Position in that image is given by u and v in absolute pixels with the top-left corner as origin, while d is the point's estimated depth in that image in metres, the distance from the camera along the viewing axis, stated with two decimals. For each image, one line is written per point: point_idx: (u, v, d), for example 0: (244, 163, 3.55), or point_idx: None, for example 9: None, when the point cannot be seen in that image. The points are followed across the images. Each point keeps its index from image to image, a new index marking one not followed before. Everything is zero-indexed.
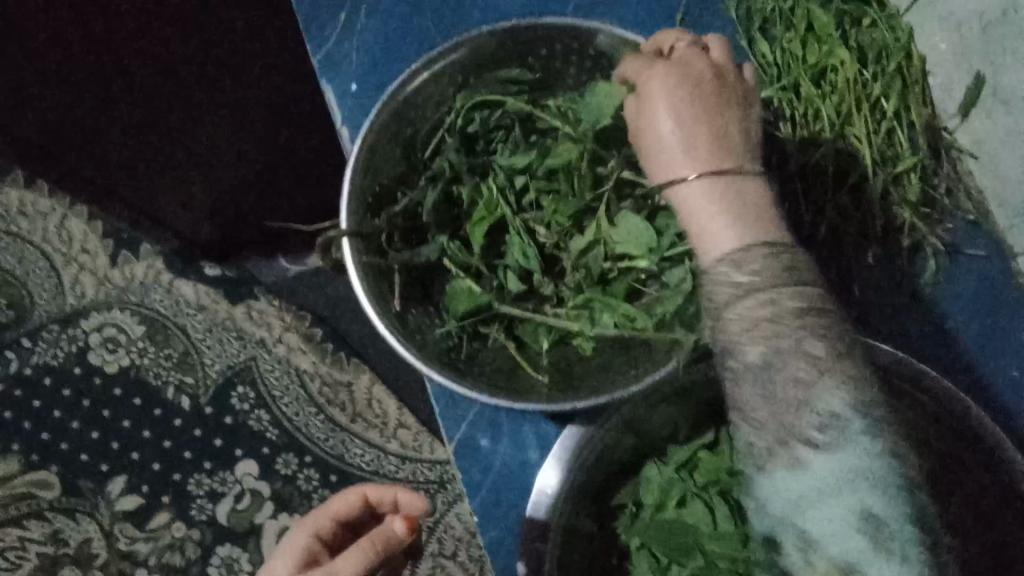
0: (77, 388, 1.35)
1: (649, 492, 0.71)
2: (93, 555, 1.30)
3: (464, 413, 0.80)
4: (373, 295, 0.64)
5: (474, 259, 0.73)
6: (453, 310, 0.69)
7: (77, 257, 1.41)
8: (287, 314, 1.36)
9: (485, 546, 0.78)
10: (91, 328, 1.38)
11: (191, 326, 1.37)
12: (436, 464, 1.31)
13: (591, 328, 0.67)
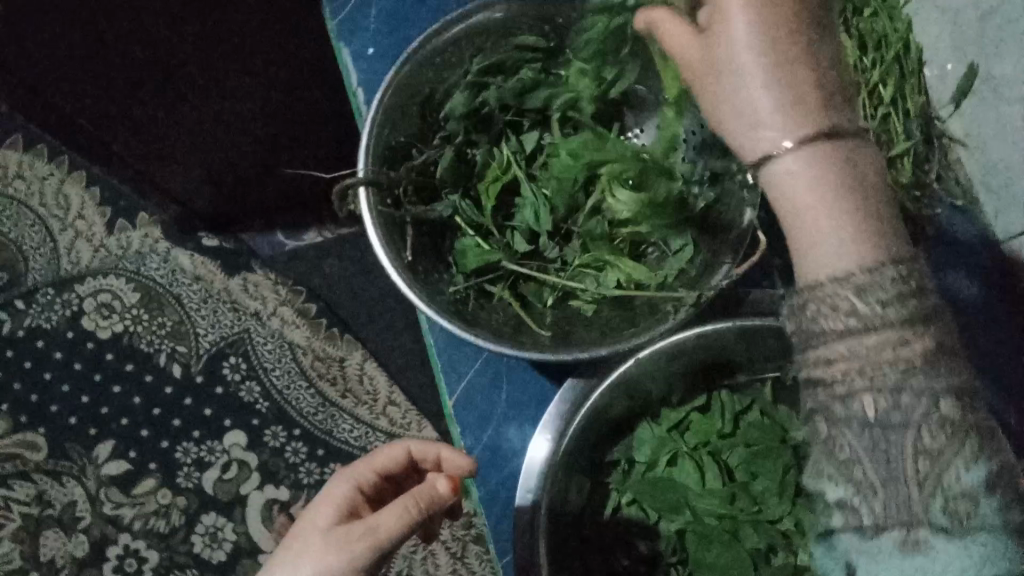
0: (69, 351, 1.36)
1: (641, 450, 0.78)
2: (78, 519, 1.30)
3: (465, 368, 0.83)
4: (386, 243, 0.66)
5: (484, 218, 0.75)
6: (463, 266, 0.72)
7: (73, 224, 1.41)
8: (282, 288, 1.36)
9: (480, 498, 0.81)
10: (86, 293, 1.38)
11: (185, 295, 1.38)
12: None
13: (596, 287, 0.71)
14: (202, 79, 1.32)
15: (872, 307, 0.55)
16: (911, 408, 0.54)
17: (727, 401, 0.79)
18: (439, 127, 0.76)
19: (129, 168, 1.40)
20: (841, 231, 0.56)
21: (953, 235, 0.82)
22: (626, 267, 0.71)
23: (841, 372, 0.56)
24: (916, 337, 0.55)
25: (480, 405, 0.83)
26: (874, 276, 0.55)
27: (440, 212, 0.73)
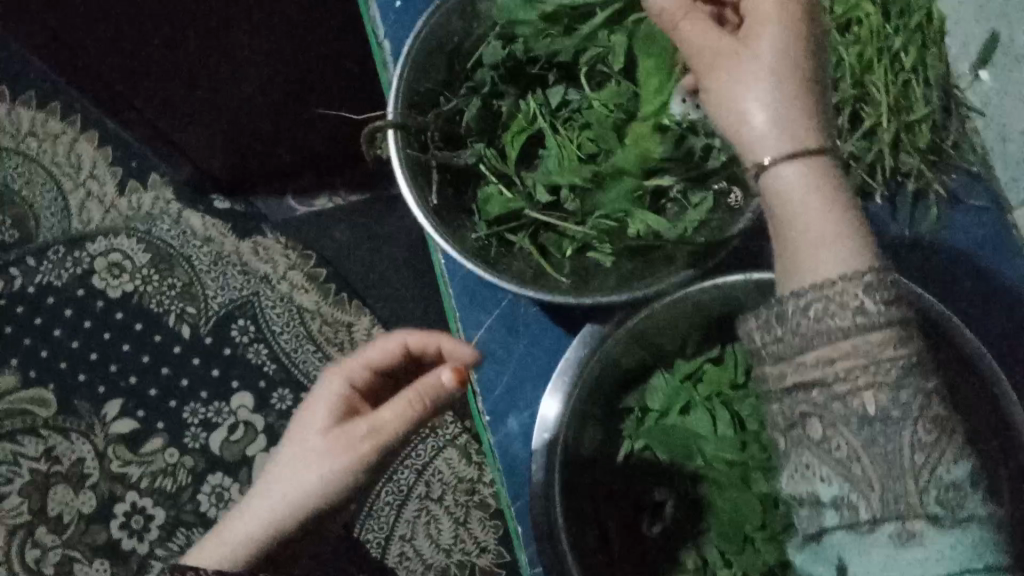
0: (80, 310, 1.37)
1: (654, 398, 0.80)
2: (85, 475, 1.32)
3: (484, 316, 0.85)
4: (414, 185, 0.69)
5: (508, 168, 0.77)
6: (486, 214, 0.74)
7: (85, 183, 1.43)
8: (293, 253, 1.38)
9: (495, 442, 0.83)
10: (97, 252, 1.40)
11: (196, 257, 1.39)
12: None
13: (614, 236, 0.73)
14: None
15: (877, 306, 0.56)
16: (903, 398, 0.55)
17: (743, 356, 0.79)
18: (467, 77, 0.78)
19: (144, 125, 1.41)
20: (833, 240, 0.58)
21: (964, 201, 0.85)
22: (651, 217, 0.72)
23: (837, 371, 0.55)
24: (899, 340, 0.56)
25: (499, 352, 0.85)
26: (866, 277, 0.56)
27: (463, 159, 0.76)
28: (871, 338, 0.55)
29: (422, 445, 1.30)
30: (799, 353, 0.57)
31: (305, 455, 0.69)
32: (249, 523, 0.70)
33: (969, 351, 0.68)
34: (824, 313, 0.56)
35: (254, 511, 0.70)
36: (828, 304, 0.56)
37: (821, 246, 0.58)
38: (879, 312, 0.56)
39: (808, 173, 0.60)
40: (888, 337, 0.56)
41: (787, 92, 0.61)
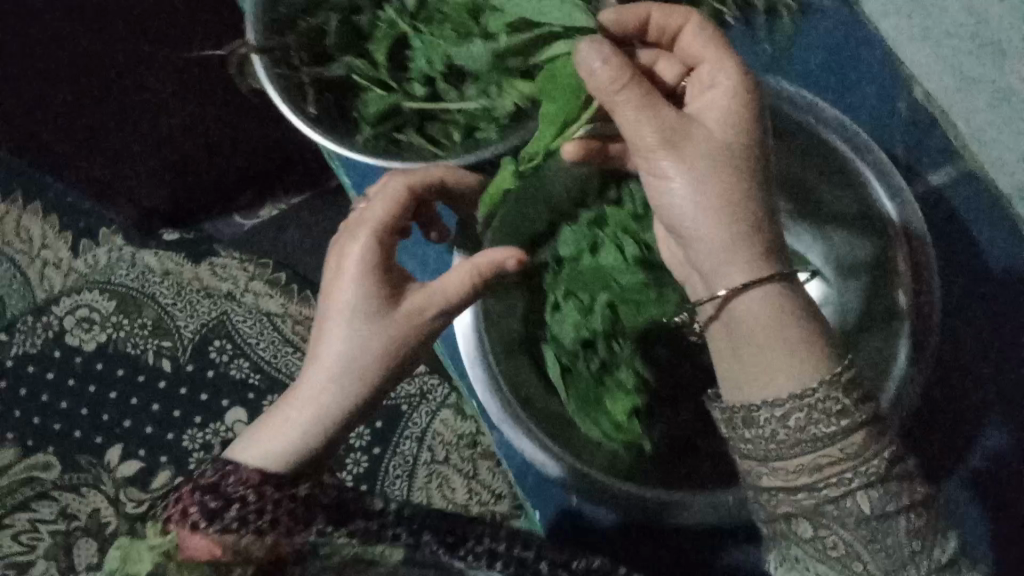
0: (61, 370, 1.37)
1: (565, 246, 0.86)
2: (106, 521, 1.23)
3: None
4: (289, 99, 0.81)
5: (378, 72, 0.86)
6: (367, 114, 0.85)
7: (38, 254, 1.53)
8: (250, 265, 1.41)
9: (442, 341, 0.96)
10: (64, 313, 1.41)
11: (159, 292, 1.38)
12: (415, 379, 1.35)
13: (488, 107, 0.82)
14: (130, 57, 1.38)
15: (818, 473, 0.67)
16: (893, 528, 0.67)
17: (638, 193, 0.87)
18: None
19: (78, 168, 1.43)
20: (794, 370, 0.68)
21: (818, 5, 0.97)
22: (558, 130, 0.76)
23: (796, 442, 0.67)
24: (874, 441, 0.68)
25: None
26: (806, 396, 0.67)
27: (360, 85, 0.81)
28: (850, 439, 0.67)
29: (417, 414, 1.34)
30: (770, 452, 0.68)
31: (356, 338, 0.72)
32: (313, 412, 0.73)
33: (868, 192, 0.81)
34: (808, 420, 0.67)
35: (315, 399, 0.73)
36: (812, 411, 0.67)
37: (784, 364, 0.68)
38: (854, 408, 0.67)
39: (767, 304, 0.69)
40: (866, 442, 0.67)
41: (727, 207, 0.69)
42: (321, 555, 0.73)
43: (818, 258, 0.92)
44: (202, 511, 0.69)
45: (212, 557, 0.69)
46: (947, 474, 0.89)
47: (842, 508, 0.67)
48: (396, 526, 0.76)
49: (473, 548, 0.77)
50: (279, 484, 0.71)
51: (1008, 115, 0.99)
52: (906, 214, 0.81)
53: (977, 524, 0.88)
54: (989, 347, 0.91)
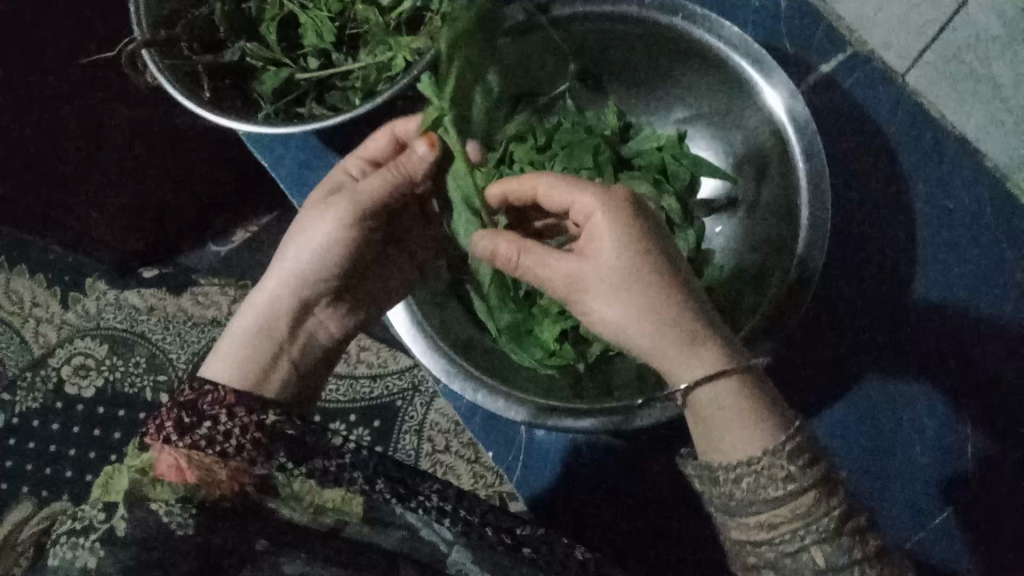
0: (66, 419, 1.08)
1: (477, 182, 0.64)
2: None
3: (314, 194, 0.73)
4: (188, 92, 0.60)
5: (278, 51, 0.65)
6: (266, 91, 0.64)
7: (31, 312, 1.23)
8: (229, 286, 1.18)
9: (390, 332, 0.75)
10: (59, 362, 1.11)
11: (149, 329, 1.12)
12: (403, 373, 1.02)
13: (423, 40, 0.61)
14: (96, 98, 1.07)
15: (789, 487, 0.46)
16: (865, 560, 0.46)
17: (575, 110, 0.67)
18: None
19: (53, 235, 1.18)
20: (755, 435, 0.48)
21: None
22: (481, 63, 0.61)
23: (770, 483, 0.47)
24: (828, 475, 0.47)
25: (310, 185, 0.72)
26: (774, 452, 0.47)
27: (229, 58, 0.64)
28: (799, 503, 0.46)
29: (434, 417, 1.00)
30: (733, 508, 0.48)
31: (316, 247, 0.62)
32: (265, 316, 0.62)
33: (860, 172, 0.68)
34: (756, 483, 0.47)
35: (269, 307, 0.62)
36: (757, 474, 0.47)
37: (737, 430, 0.48)
38: (801, 475, 0.46)
39: (716, 394, 0.49)
40: (812, 501, 0.46)
41: (617, 288, 0.51)
42: (279, 498, 0.53)
43: (719, 157, 0.66)
44: (175, 423, 0.53)
45: (188, 481, 0.51)
46: (819, 416, 0.67)
47: (797, 560, 0.46)
48: (356, 470, 0.54)
49: (427, 503, 0.54)
50: (250, 407, 0.55)
51: (911, 11, 0.79)
52: (787, 108, 0.57)
53: (912, 492, 0.66)
54: (970, 241, 0.67)
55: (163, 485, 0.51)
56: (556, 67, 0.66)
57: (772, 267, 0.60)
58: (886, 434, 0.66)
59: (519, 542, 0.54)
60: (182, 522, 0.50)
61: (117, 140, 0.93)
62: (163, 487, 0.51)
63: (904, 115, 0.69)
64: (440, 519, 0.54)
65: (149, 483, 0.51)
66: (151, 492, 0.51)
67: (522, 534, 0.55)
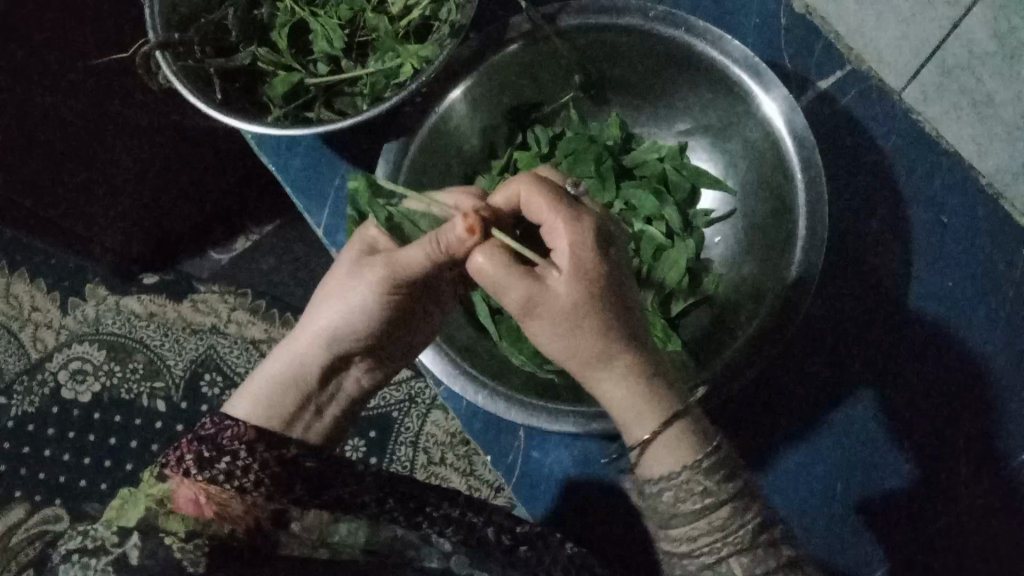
0: (62, 424, 1.09)
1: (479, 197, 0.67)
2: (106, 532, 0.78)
3: (322, 197, 0.73)
4: (199, 93, 0.61)
5: (287, 56, 0.66)
6: (275, 95, 0.65)
7: (30, 317, 1.16)
8: (229, 294, 1.12)
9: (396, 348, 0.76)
10: (58, 366, 1.12)
11: (147, 335, 1.11)
12: (401, 384, 1.02)
13: (429, 49, 0.63)
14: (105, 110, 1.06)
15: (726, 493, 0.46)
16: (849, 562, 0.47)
17: (576, 121, 0.69)
18: None
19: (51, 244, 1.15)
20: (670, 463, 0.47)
21: None
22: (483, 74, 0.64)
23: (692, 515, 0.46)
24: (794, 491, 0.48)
25: (314, 190, 0.73)
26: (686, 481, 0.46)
27: (240, 62, 0.65)
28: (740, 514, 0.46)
29: (429, 425, 1.00)
30: (666, 519, 0.47)
31: (336, 299, 0.57)
32: (297, 363, 0.59)
33: (859, 189, 0.70)
34: (676, 497, 0.46)
35: (295, 355, 0.59)
36: (677, 487, 0.46)
37: (662, 447, 0.47)
38: (718, 490, 0.46)
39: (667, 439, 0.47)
40: (728, 515, 0.46)
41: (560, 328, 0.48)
42: (291, 531, 0.51)
43: (719, 169, 0.68)
44: (196, 455, 0.52)
45: (202, 515, 0.49)
46: (790, 441, 0.67)
47: (716, 572, 0.45)
48: (367, 494, 0.54)
49: (433, 514, 0.55)
50: (270, 442, 0.54)
51: (908, 28, 0.81)
52: (787, 122, 0.58)
53: (850, 544, 0.65)
54: (964, 259, 0.69)
55: (178, 516, 0.48)
56: (560, 77, 0.67)
57: (766, 285, 0.60)
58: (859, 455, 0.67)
59: (516, 542, 0.55)
60: (194, 560, 0.45)
61: (123, 129, 0.92)
62: (177, 520, 0.48)
63: (902, 131, 0.70)
64: (443, 529, 0.55)
65: (164, 514, 0.48)
66: (162, 521, 0.47)
67: (520, 533, 0.56)
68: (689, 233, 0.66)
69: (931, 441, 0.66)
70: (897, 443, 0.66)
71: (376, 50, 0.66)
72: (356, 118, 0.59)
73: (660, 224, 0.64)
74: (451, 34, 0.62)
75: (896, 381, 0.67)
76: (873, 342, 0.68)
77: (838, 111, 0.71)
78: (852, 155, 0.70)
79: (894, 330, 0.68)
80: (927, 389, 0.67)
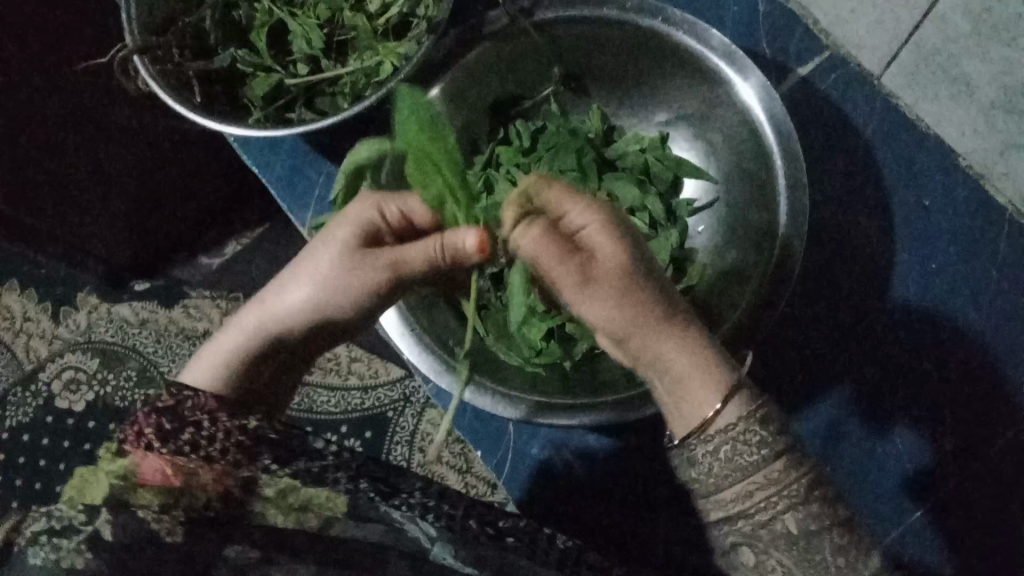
0: (57, 433, 1.05)
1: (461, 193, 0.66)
2: None
3: (305, 197, 0.73)
4: (178, 98, 0.61)
5: (267, 58, 0.66)
6: (255, 97, 0.65)
7: (23, 327, 1.16)
8: (221, 299, 1.11)
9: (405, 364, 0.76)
10: (51, 377, 1.11)
11: (139, 343, 1.08)
12: (395, 383, 1.01)
13: (408, 46, 0.63)
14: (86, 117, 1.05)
15: (773, 435, 0.49)
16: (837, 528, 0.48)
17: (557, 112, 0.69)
18: None
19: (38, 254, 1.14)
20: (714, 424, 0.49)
21: None
22: (462, 67, 0.64)
23: (761, 494, 0.48)
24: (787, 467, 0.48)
25: (299, 191, 0.74)
26: (732, 436, 0.48)
27: (220, 65, 0.65)
28: (773, 467, 0.48)
29: (423, 424, 1.00)
30: (717, 484, 0.49)
31: (342, 282, 0.58)
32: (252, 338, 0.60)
33: (844, 173, 0.70)
34: (733, 451, 0.48)
35: (277, 325, 0.60)
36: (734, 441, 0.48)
37: (724, 407, 0.49)
38: (773, 440, 0.48)
39: (730, 406, 0.49)
40: (784, 468, 0.48)
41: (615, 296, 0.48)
42: (263, 499, 0.50)
43: (700, 158, 0.68)
44: (157, 429, 0.51)
45: (172, 486, 0.48)
46: (812, 409, 0.68)
47: (772, 530, 0.48)
48: (339, 471, 0.54)
49: (410, 501, 0.55)
50: (233, 413, 0.54)
51: (882, 12, 0.81)
52: (765, 108, 0.58)
53: (886, 500, 0.66)
54: (945, 238, 0.69)
55: (147, 489, 0.47)
56: (540, 70, 0.67)
57: (753, 267, 0.61)
58: (874, 434, 0.67)
59: (501, 533, 0.56)
60: (171, 529, 0.46)
61: (109, 132, 0.91)
62: (146, 491, 0.47)
63: (883, 114, 0.70)
64: (422, 514, 0.54)
65: (132, 489, 0.47)
66: (134, 496, 0.46)
67: (504, 526, 0.57)
68: (673, 222, 0.66)
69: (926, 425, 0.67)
70: (900, 421, 0.67)
71: (356, 48, 0.66)
72: (339, 116, 0.59)
73: (643, 214, 0.64)
74: (429, 30, 0.62)
75: (885, 360, 0.68)
76: (861, 324, 0.68)
77: (819, 97, 0.71)
78: (834, 140, 0.70)
79: (880, 314, 0.69)
80: (914, 370, 0.68)
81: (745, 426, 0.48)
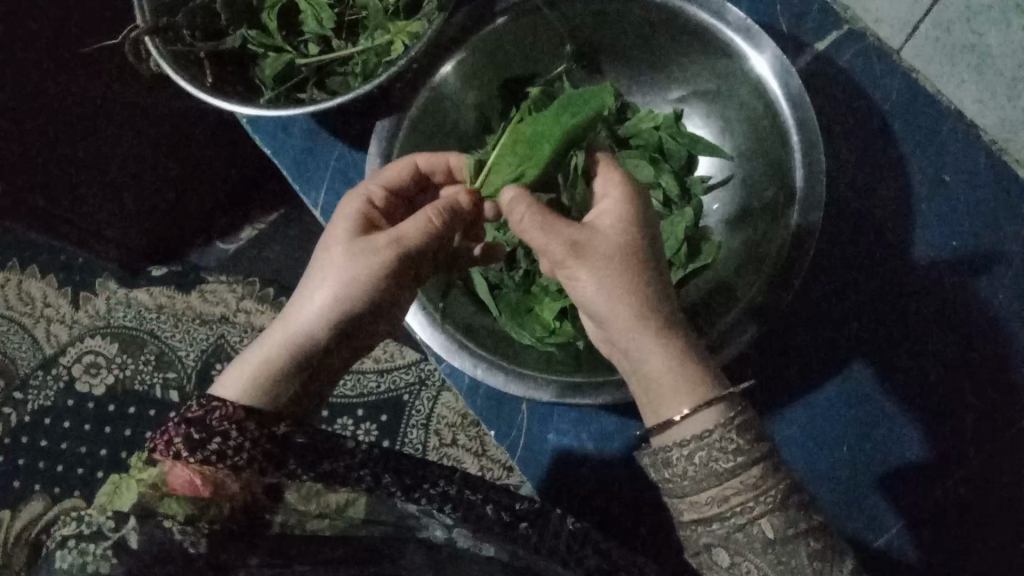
0: (78, 417, 1.05)
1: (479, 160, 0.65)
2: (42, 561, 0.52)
3: (319, 179, 0.73)
4: (188, 79, 0.61)
5: (278, 39, 0.66)
6: (266, 78, 0.65)
7: (43, 312, 1.17)
8: (237, 282, 1.10)
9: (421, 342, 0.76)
10: (70, 361, 1.08)
11: (158, 327, 1.08)
12: (410, 367, 1.02)
13: (418, 25, 0.63)
14: None
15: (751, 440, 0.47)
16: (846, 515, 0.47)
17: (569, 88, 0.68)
18: None
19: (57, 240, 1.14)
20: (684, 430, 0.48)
21: None
22: (473, 45, 0.64)
23: (737, 501, 0.46)
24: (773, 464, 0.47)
25: (312, 172, 0.73)
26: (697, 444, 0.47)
27: (230, 45, 0.65)
28: (748, 474, 0.46)
29: (440, 408, 1.00)
30: (686, 488, 0.48)
31: (353, 262, 0.57)
32: (279, 349, 0.55)
33: (863, 150, 0.69)
34: (707, 457, 0.47)
35: (300, 329, 0.56)
36: (708, 448, 0.47)
37: (694, 416, 0.47)
38: (749, 448, 0.46)
39: (704, 417, 0.47)
40: (761, 473, 0.46)
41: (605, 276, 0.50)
42: (286, 505, 0.50)
43: (714, 135, 0.67)
44: (185, 438, 0.48)
45: (201, 497, 0.47)
46: (786, 408, 0.68)
47: (748, 533, 0.46)
48: (364, 467, 0.52)
49: (432, 492, 0.54)
50: (262, 420, 0.50)
51: None
52: (780, 81, 0.57)
53: (862, 500, 0.66)
54: (965, 215, 0.68)
55: (175, 500, 0.46)
56: (552, 47, 0.67)
57: (770, 241, 0.60)
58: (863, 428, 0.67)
59: (517, 518, 0.56)
60: (195, 540, 0.45)
61: (122, 117, 0.90)
62: (174, 503, 0.46)
63: (903, 88, 0.69)
64: (442, 506, 0.54)
65: (160, 498, 0.46)
66: (161, 505, 0.46)
67: (520, 510, 0.57)
68: (690, 199, 0.66)
69: (940, 410, 0.66)
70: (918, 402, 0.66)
71: (366, 27, 0.66)
72: (348, 96, 0.58)
73: (658, 193, 0.65)
74: (440, 8, 0.62)
75: (902, 341, 0.67)
76: (880, 302, 0.68)
77: (837, 72, 0.70)
78: (854, 116, 0.69)
79: (899, 295, 0.68)
80: (934, 349, 0.67)
81: (718, 435, 0.46)
